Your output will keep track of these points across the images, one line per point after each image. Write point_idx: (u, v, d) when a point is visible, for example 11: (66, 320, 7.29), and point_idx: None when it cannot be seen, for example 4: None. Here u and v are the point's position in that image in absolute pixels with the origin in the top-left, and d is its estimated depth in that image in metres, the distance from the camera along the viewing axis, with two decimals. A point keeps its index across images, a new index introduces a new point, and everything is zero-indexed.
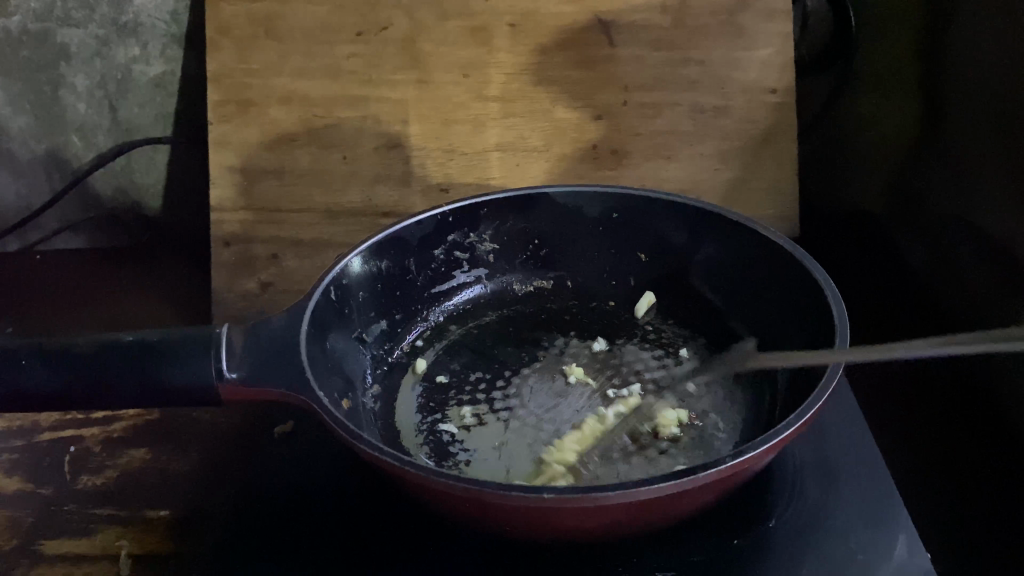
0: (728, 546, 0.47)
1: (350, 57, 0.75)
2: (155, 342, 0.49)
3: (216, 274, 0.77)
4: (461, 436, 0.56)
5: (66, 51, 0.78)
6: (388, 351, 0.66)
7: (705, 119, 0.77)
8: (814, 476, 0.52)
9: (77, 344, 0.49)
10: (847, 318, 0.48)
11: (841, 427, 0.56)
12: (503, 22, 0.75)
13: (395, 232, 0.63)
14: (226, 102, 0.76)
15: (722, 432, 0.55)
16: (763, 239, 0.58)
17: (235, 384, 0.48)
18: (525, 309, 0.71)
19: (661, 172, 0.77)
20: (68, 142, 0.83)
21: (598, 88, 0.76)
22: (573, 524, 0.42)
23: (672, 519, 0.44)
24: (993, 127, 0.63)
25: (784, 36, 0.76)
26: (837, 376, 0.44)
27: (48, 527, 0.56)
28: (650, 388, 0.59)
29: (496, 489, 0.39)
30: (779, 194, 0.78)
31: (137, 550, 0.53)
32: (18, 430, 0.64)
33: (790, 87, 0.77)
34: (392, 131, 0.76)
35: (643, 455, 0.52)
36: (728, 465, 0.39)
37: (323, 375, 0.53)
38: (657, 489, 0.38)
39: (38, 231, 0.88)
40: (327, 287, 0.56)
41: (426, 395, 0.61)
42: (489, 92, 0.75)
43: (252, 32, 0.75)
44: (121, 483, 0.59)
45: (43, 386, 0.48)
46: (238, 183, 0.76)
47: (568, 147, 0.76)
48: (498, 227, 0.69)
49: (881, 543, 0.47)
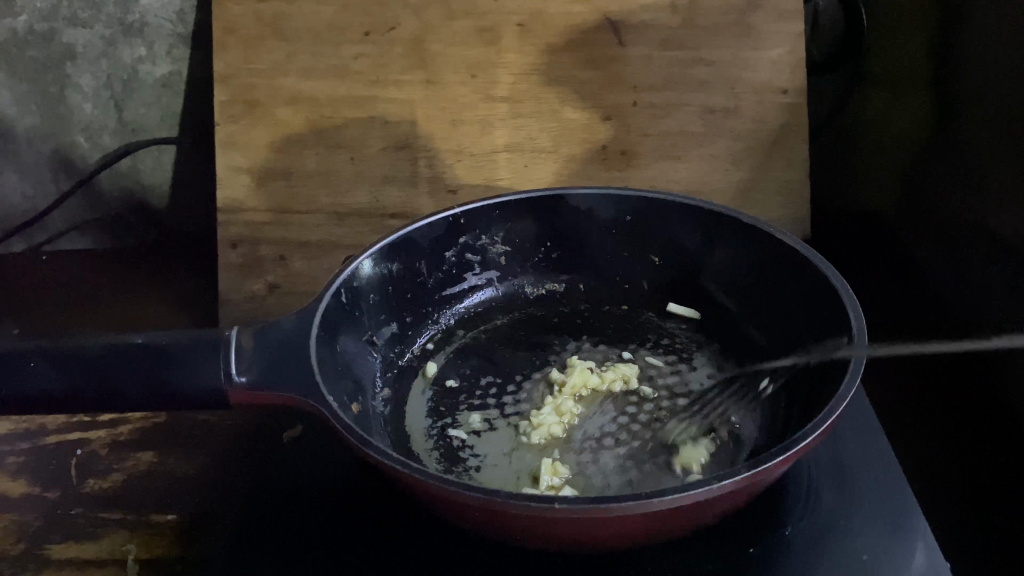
0: (744, 555, 0.47)
1: (357, 57, 0.74)
2: (162, 344, 0.49)
3: (223, 277, 0.76)
4: (472, 442, 0.56)
5: (72, 51, 0.78)
6: (398, 354, 0.65)
7: (714, 119, 0.76)
8: (829, 483, 0.51)
9: (85, 347, 0.48)
10: (864, 320, 0.48)
11: (855, 431, 0.55)
12: (511, 21, 0.74)
13: (406, 233, 0.63)
14: (233, 103, 0.75)
15: (737, 440, 0.54)
16: (778, 242, 0.58)
17: (245, 388, 0.47)
18: (537, 312, 0.70)
19: (671, 173, 0.76)
20: (74, 143, 0.83)
21: (607, 88, 0.75)
22: (587, 533, 0.41)
23: (687, 528, 0.44)
24: (1000, 123, 0.63)
25: (796, 36, 0.75)
26: (854, 385, 0.43)
27: (54, 532, 0.55)
28: (663, 395, 0.58)
29: (507, 497, 0.38)
30: (790, 195, 0.77)
31: (144, 555, 0.53)
32: (24, 432, 0.63)
33: (802, 88, 0.76)
34: (399, 132, 0.75)
35: (657, 462, 0.52)
36: (744, 475, 0.38)
37: (333, 380, 0.52)
38: (672, 499, 0.38)
39: (45, 231, 0.87)
40: (338, 289, 0.55)
41: (437, 398, 0.61)
42: (497, 92, 0.75)
43: (259, 32, 0.74)
44: (128, 486, 0.58)
45: (50, 388, 0.48)
46: (245, 184, 0.76)
47: (577, 148, 0.76)
48: (510, 228, 0.69)
49: (898, 551, 0.46)
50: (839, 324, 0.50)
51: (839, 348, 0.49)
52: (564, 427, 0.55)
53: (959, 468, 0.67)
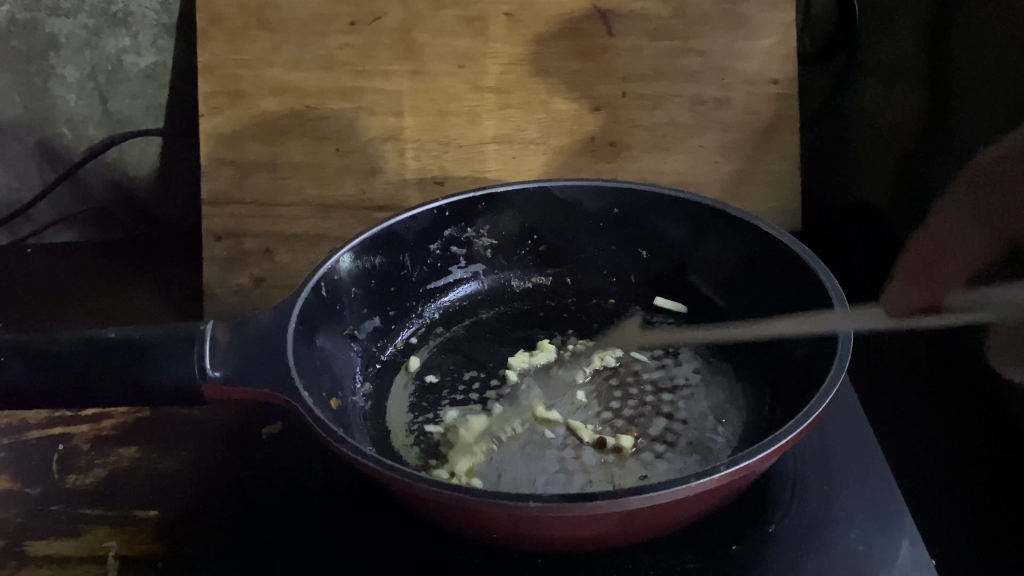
0: (727, 552, 0.46)
1: (343, 48, 0.73)
2: (137, 339, 0.48)
3: (207, 270, 0.75)
4: (453, 438, 0.55)
5: (55, 42, 0.77)
6: (381, 348, 0.65)
7: (705, 110, 0.75)
8: (815, 476, 0.51)
9: (60, 342, 0.48)
10: (852, 321, 0.47)
11: (841, 423, 0.55)
12: (500, 11, 0.73)
13: (389, 226, 0.62)
14: (217, 94, 0.74)
15: (722, 436, 0.54)
16: (766, 235, 0.57)
17: (219, 383, 0.47)
18: (524, 307, 0.69)
19: (662, 165, 0.76)
20: (58, 135, 0.81)
21: (596, 79, 0.74)
22: (567, 532, 0.41)
23: (669, 525, 0.43)
24: (991, 117, 0.62)
25: (786, 25, 0.75)
26: (839, 381, 0.42)
27: (35, 529, 0.54)
28: (648, 389, 0.58)
29: (483, 495, 0.38)
30: (780, 187, 0.77)
31: (125, 551, 0.52)
32: (6, 427, 0.63)
33: (793, 78, 0.75)
34: (386, 123, 0.74)
35: (638, 458, 0.51)
36: (723, 473, 0.38)
37: (311, 376, 0.51)
38: (647, 498, 0.37)
39: (30, 224, 0.86)
40: (318, 283, 0.55)
41: (419, 394, 0.60)
42: (486, 83, 0.74)
43: (245, 22, 0.73)
44: (111, 483, 0.57)
45: (24, 384, 0.47)
46: (229, 176, 0.75)
47: (566, 139, 0.75)
48: (496, 221, 0.68)
49: (885, 548, 0.46)
50: (828, 322, 0.50)
51: (828, 345, 0.49)
52: (632, 438, 0.53)
53: (962, 462, 0.63)
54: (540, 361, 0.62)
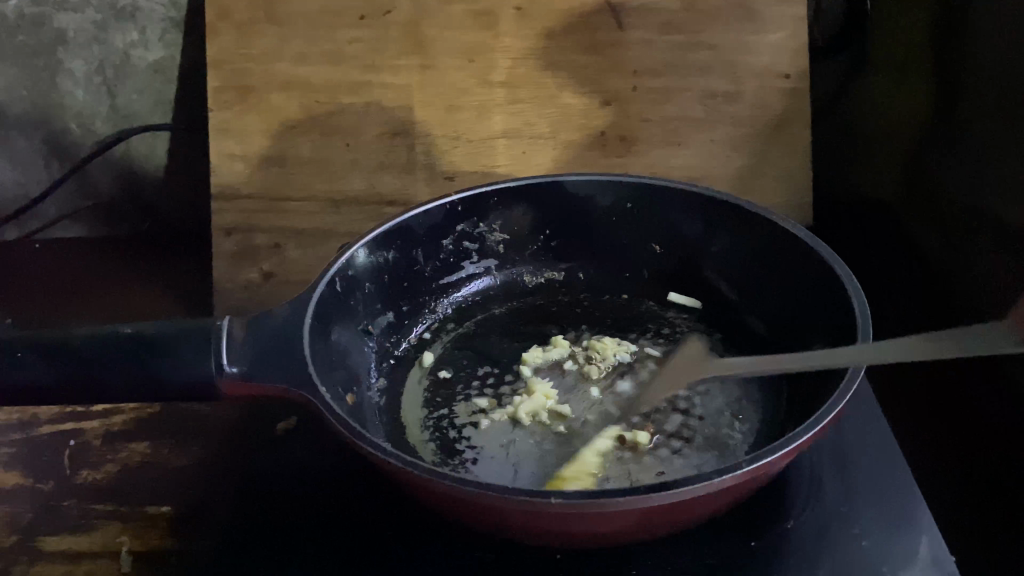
0: (744, 548, 0.46)
1: (352, 42, 0.73)
2: (151, 334, 0.48)
3: (216, 266, 0.75)
4: (468, 433, 0.55)
5: (63, 36, 0.77)
6: (394, 344, 0.65)
7: (716, 104, 0.75)
8: (832, 471, 0.51)
9: (73, 337, 0.47)
10: (870, 315, 0.47)
11: (857, 417, 0.55)
12: (509, 5, 0.73)
13: (401, 221, 0.62)
14: (226, 88, 0.74)
15: (738, 432, 0.54)
16: (781, 229, 0.57)
17: (235, 378, 0.47)
18: (536, 302, 0.69)
19: (672, 159, 0.75)
20: (66, 130, 0.81)
21: (606, 73, 0.74)
22: (586, 529, 0.41)
23: (689, 521, 0.43)
24: (1000, 110, 0.62)
25: (797, 19, 0.74)
26: (858, 376, 0.42)
27: (49, 524, 0.54)
28: (663, 385, 0.58)
29: (503, 491, 0.38)
30: (792, 181, 0.76)
31: (138, 547, 0.52)
32: (17, 423, 0.62)
33: (805, 72, 0.75)
34: (395, 117, 0.74)
35: (655, 454, 0.51)
36: (744, 470, 0.38)
37: (326, 371, 0.51)
38: (668, 495, 0.37)
39: (38, 220, 0.86)
40: (331, 278, 0.55)
41: (433, 389, 0.60)
42: (495, 77, 0.74)
43: (253, 16, 0.73)
44: (123, 478, 0.57)
45: (37, 380, 0.47)
46: (238, 171, 0.75)
47: (576, 133, 0.75)
48: (507, 216, 0.67)
49: (903, 545, 0.46)
50: (845, 318, 0.50)
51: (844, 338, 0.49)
52: (648, 435, 0.52)
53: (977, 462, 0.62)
54: (554, 356, 0.62)
